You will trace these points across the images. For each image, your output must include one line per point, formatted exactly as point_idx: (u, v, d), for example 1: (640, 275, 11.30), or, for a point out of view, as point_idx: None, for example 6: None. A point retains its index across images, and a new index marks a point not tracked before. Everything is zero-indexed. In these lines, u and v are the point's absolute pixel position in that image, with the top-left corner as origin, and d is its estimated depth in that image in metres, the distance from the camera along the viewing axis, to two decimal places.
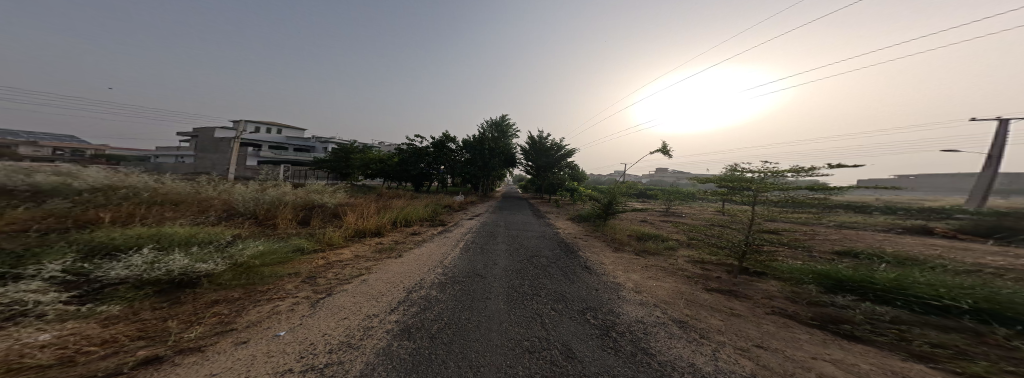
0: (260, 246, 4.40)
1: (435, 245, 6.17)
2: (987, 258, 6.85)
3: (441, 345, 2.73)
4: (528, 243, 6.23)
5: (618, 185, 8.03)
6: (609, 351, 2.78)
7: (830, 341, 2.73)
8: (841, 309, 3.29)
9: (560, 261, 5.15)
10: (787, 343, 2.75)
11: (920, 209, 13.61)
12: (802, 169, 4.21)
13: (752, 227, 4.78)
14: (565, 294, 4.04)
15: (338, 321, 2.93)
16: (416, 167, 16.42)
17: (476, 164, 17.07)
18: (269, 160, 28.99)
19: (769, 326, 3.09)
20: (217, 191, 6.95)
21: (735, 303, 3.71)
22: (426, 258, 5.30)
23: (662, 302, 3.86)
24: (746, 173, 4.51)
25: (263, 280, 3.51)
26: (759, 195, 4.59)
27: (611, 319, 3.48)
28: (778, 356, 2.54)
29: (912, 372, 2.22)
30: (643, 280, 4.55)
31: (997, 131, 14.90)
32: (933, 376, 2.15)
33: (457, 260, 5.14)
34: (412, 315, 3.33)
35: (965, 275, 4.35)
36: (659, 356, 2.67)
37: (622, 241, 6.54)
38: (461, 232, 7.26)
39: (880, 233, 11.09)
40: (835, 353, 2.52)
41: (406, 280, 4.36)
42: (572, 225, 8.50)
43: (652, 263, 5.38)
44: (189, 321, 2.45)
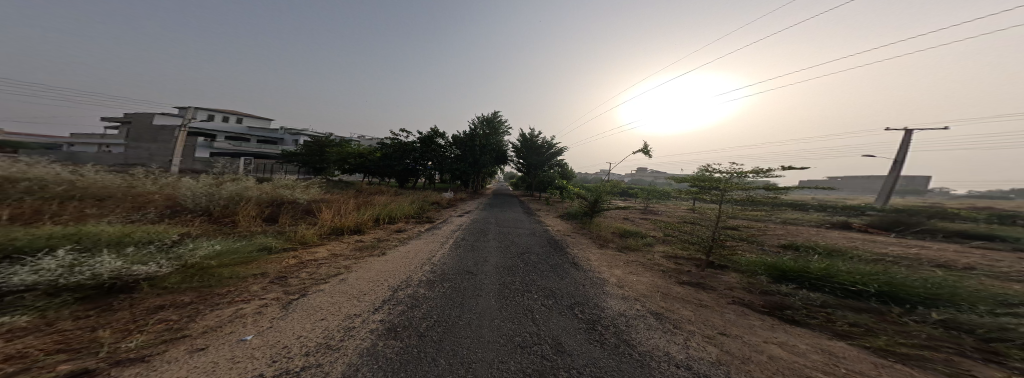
0: (216, 245, 4.03)
1: (422, 242, 6.07)
2: (891, 248, 8.14)
3: (432, 344, 2.71)
4: (517, 239, 6.33)
5: (604, 184, 8.34)
6: (595, 344, 2.93)
7: (777, 325, 3.08)
8: (787, 296, 3.73)
9: (550, 258, 5.28)
10: (744, 329, 3.06)
11: (843, 207, 15.71)
12: (761, 170, 4.64)
13: (718, 224, 5.23)
14: (554, 290, 4.17)
15: (314, 323, 2.82)
16: (402, 163, 15.83)
17: (466, 163, 16.79)
18: (224, 152, 26.48)
19: (730, 315, 3.42)
20: (159, 186, 6.18)
21: (699, 295, 4.06)
22: (413, 256, 5.20)
23: (641, 295, 4.11)
24: (715, 173, 4.91)
25: (221, 281, 3.26)
26: (725, 193, 5.02)
27: (596, 313, 3.66)
28: (738, 342, 2.83)
29: (836, 348, 2.58)
30: (624, 275, 4.81)
31: (903, 140, 17.52)
32: (851, 352, 2.50)
33: (448, 258, 5.11)
34: (400, 314, 3.28)
35: (876, 263, 5.15)
36: (638, 347, 2.86)
37: (607, 238, 6.82)
38: (450, 229, 7.17)
39: (812, 228, 12.68)
40: (780, 336, 2.86)
41: (391, 278, 4.26)
42: (560, 223, 8.71)
43: (633, 259, 5.68)
44: (128, 330, 2.22)
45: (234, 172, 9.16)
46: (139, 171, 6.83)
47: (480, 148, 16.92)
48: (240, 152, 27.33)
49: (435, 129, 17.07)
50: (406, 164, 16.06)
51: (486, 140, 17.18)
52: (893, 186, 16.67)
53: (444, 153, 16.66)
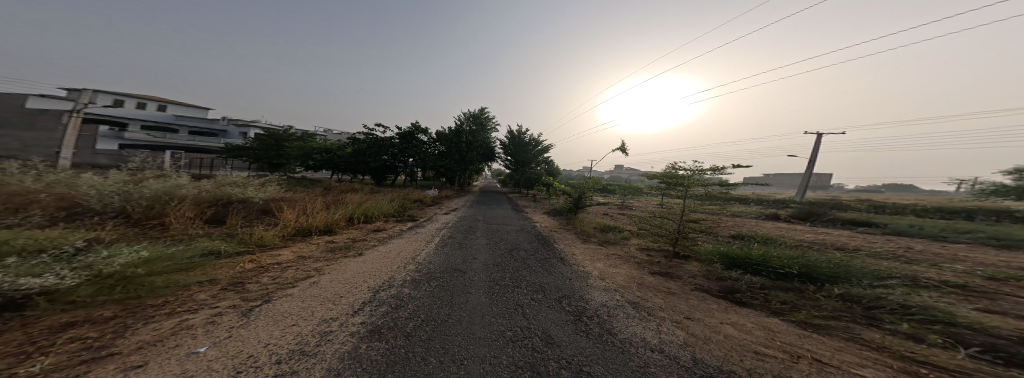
0: (143, 252, 3.46)
1: (405, 241, 5.81)
2: (808, 235, 9.60)
3: (419, 344, 2.61)
4: (506, 236, 6.33)
5: (586, 181, 8.64)
6: (582, 334, 3.04)
7: (730, 307, 3.44)
8: (738, 281, 4.18)
9: (538, 253, 5.36)
10: (705, 313, 3.38)
11: (771, 200, 18.07)
12: (718, 167, 5.11)
13: (683, 217, 5.70)
14: (543, 285, 4.23)
15: (283, 329, 2.57)
16: (378, 159, 14.90)
17: (451, 159, 16.22)
18: (142, 144, 22.29)
19: (693, 300, 3.75)
20: (45, 183, 4.83)
21: (666, 283, 4.40)
22: (395, 256, 4.97)
23: (620, 286, 4.33)
24: (681, 170, 5.31)
25: (156, 290, 2.80)
26: (688, 189, 5.45)
27: (582, 305, 3.79)
28: (701, 324, 3.11)
29: (774, 324, 2.95)
30: (605, 267, 5.03)
31: (816, 143, 20.61)
32: (785, 326, 2.89)
33: (435, 256, 4.97)
34: (383, 316, 3.12)
35: (801, 248, 6.02)
36: (619, 335, 3.02)
37: (589, 233, 7.08)
38: (436, 227, 6.95)
39: (750, 219, 14.41)
40: (732, 317, 3.20)
41: (371, 279, 4.02)
42: (547, 219, 8.85)
43: (612, 252, 5.98)
44: (28, 353, 1.83)
45: (158, 168, 7.63)
46: (16, 165, 5.42)
47: (465, 144, 16.42)
48: (168, 144, 23.50)
49: (416, 123, 16.31)
50: (384, 160, 15.18)
51: (474, 137, 16.74)
52: (806, 181, 19.49)
53: (427, 149, 15.93)
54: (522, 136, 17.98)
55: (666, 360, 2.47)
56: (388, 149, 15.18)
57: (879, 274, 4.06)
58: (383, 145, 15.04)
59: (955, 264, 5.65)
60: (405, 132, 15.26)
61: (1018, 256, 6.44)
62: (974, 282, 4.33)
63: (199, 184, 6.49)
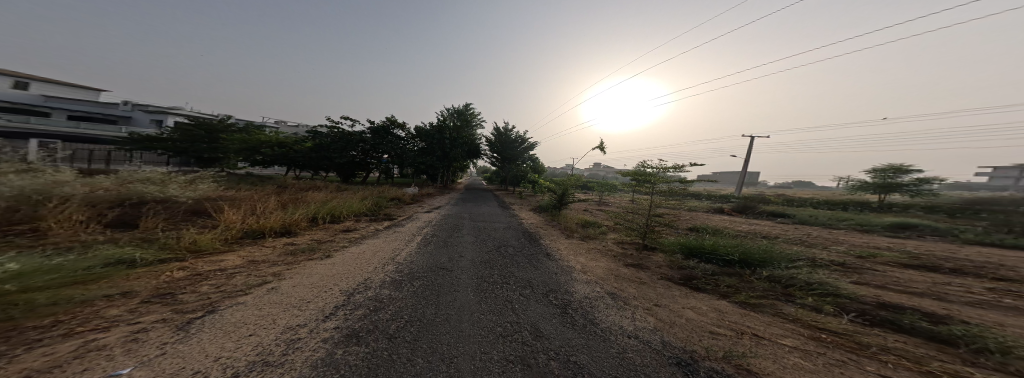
0: (22, 262, 2.70)
1: (382, 241, 5.45)
2: (742, 225, 10.89)
3: (404, 345, 2.33)
4: (495, 233, 6.25)
5: (569, 177, 8.78)
6: (568, 326, 3.07)
7: (690, 293, 3.70)
8: (695, 269, 4.53)
9: (526, 249, 5.36)
10: (670, 299, 3.60)
11: (712, 195, 20.27)
12: (680, 166, 5.46)
13: (651, 212, 6.05)
14: (530, 280, 4.17)
15: (239, 340, 2.09)
16: (346, 156, 13.77)
17: (430, 156, 15.50)
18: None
19: (662, 288, 3.97)
20: None
21: (633, 273, 4.64)
22: (371, 257, 4.58)
23: (601, 278, 4.43)
24: (648, 168, 5.60)
25: (43, 310, 2.08)
26: (655, 186, 5.80)
27: (568, 298, 3.81)
28: (668, 310, 3.32)
29: (723, 305, 3.24)
30: (587, 261, 5.14)
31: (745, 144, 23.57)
32: (726, 306, 3.22)
33: (417, 256, 4.69)
34: (361, 319, 2.74)
35: (743, 237, 6.78)
36: (601, 325, 3.11)
37: (572, 228, 7.22)
38: (418, 226, 6.58)
39: (697, 212, 15.92)
40: (689, 302, 3.46)
41: (344, 282, 3.60)
42: (533, 215, 8.88)
43: (593, 246, 6.16)
44: None
45: (18, 157, 5.51)
46: None
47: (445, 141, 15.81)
48: None
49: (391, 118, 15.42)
50: (355, 157, 14.13)
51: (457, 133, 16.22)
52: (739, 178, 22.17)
53: (404, 145, 15.01)
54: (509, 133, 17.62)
55: (641, 345, 2.53)
56: (359, 144, 14.12)
57: (792, 257, 4.75)
58: (353, 140, 13.96)
59: (837, 245, 6.89)
60: (379, 127, 14.39)
61: (873, 237, 8.05)
62: (848, 260, 5.20)
63: (94, 182, 5.22)
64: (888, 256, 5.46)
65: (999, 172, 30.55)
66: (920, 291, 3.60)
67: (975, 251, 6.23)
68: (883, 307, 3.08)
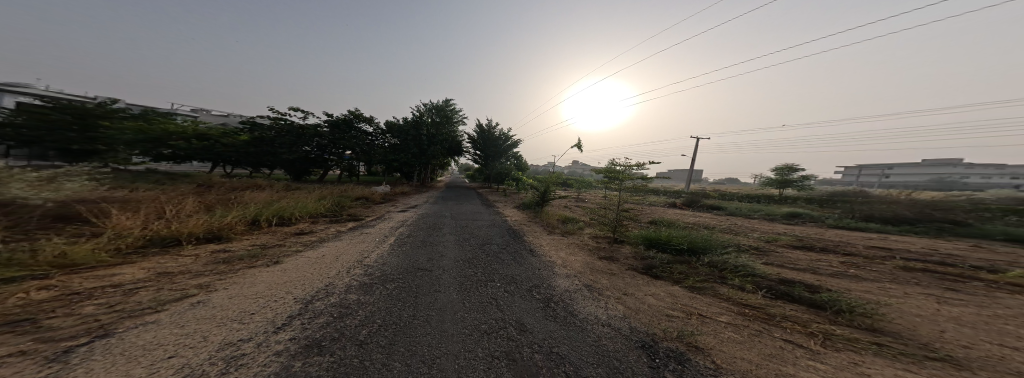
0: None
1: (345, 243, 4.74)
2: (685, 215, 11.89)
3: (377, 350, 1.76)
4: (479, 231, 6.11)
5: (551, 176, 8.99)
6: (551, 319, 2.53)
7: (650, 281, 3.48)
8: (653, 258, 4.35)
9: (510, 247, 5.24)
10: (632, 287, 3.28)
11: (658, 190, 22.05)
12: (644, 163, 5.70)
13: (619, 207, 6.36)
14: (514, 276, 3.91)
15: (147, 366, 1.45)
16: (297, 151, 12.17)
17: (405, 152, 14.61)
18: None
19: (630, 278, 3.61)
20: None
21: (605, 265, 4.24)
22: (331, 262, 3.77)
23: (578, 272, 4.05)
24: (618, 166, 5.81)
25: None
26: (622, 183, 6.06)
27: (549, 292, 3.34)
28: (637, 298, 2.92)
29: (678, 292, 3.04)
30: (566, 257, 4.90)
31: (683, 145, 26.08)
32: (676, 293, 3.02)
33: (393, 259, 4.08)
34: (322, 327, 2.01)
35: (696, 229, 7.29)
36: (579, 315, 2.62)
37: (553, 224, 7.33)
38: (393, 226, 6.12)
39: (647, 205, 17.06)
40: (649, 289, 3.17)
41: (304, 287, 2.82)
42: (516, 213, 8.80)
43: (572, 241, 6.16)
44: None
45: None
46: None
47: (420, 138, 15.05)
48: None
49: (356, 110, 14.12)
50: (311, 153, 12.71)
51: (437, 131, 15.39)
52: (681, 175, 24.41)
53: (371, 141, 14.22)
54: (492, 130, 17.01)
55: (614, 333, 2.16)
56: (318, 138, 12.72)
57: (727, 244, 4.98)
58: (310, 134, 12.47)
59: (751, 230, 7.74)
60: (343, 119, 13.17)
61: (771, 224, 9.16)
62: (760, 244, 5.59)
63: None
64: (785, 239, 6.16)
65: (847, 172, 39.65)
66: (801, 267, 4.07)
67: (834, 233, 7.53)
68: (781, 282, 3.44)
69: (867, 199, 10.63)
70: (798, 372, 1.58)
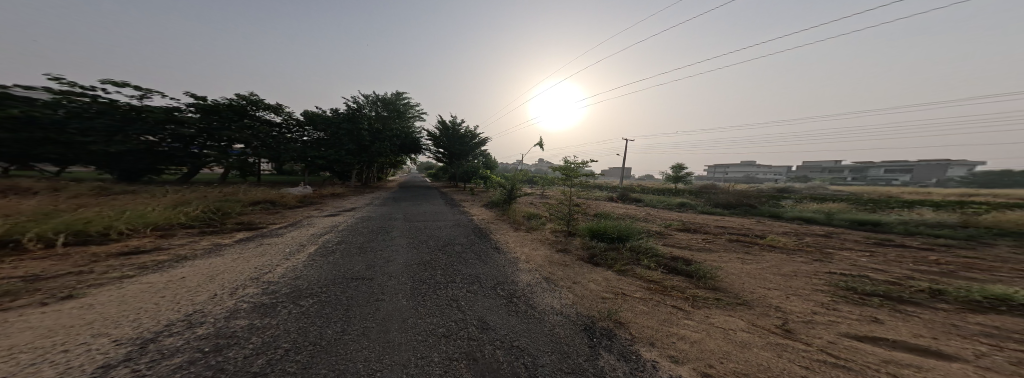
0: None
1: (230, 260, 3.21)
2: (614, 206, 13.13)
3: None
4: (438, 232, 5.75)
5: (517, 174, 9.21)
6: (513, 314, 2.42)
7: (582, 266, 3.92)
8: (593, 247, 4.68)
9: (476, 246, 4.90)
10: (574, 275, 3.60)
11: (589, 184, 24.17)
12: (589, 161, 6.13)
13: (572, 202, 6.81)
14: (477, 275, 3.39)
15: None
16: (136, 142, 8.40)
17: (333, 148, 12.20)
18: None
19: (577, 268, 3.87)
20: None
21: (559, 258, 4.43)
22: (199, 283, 2.48)
23: (539, 265, 4.09)
24: (570, 163, 6.16)
25: None
26: (574, 179, 6.46)
27: (512, 286, 3.18)
28: (583, 286, 3.16)
29: (602, 276, 3.45)
30: (528, 251, 4.83)
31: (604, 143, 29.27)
32: (601, 276, 3.44)
33: (312, 272, 3.02)
34: (178, 370, 1.33)
35: (637, 219, 8.03)
36: (537, 307, 2.64)
37: (520, 221, 7.41)
38: (335, 228, 5.49)
39: None
40: (588, 276, 3.52)
41: (150, 311, 1.90)
42: (484, 212, 8.74)
43: (538, 236, 6.18)
44: None
45: None
46: None
47: (354, 132, 12.75)
48: None
49: (251, 94, 11.09)
50: (167, 146, 9.14)
51: (380, 125, 13.72)
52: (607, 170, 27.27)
53: (280, 134, 11.53)
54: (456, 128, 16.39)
55: (567, 322, 2.29)
56: (183, 125, 9.27)
57: (648, 232, 5.57)
58: (166, 118, 8.90)
59: (650, 217, 8.90)
60: (231, 104, 10.11)
61: (667, 211, 10.60)
62: (655, 228, 6.35)
63: None
64: (676, 223, 7.16)
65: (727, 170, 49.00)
66: (680, 245, 4.79)
67: (699, 216, 9.02)
68: (672, 259, 4.05)
69: (720, 191, 13.40)
70: (679, 329, 1.87)
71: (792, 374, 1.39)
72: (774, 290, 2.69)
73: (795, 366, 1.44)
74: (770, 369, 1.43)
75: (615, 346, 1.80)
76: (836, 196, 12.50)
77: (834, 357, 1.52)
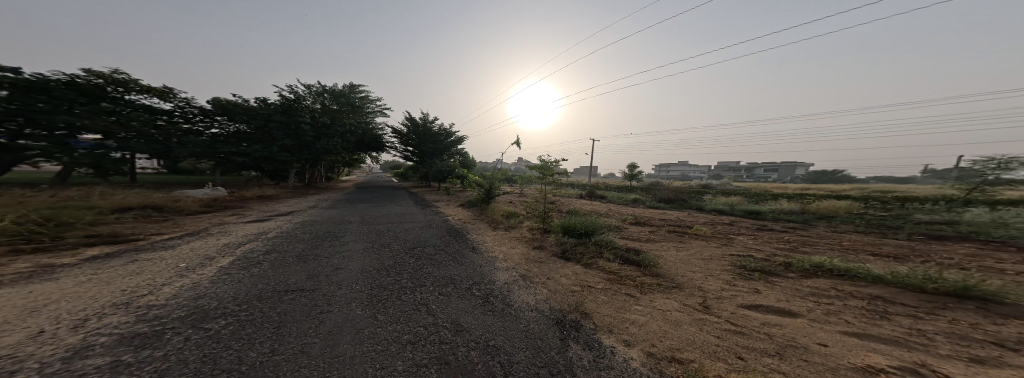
0: None
1: (78, 283, 2.32)
2: (582, 202, 13.65)
3: None
4: (412, 234, 5.57)
5: (496, 173, 9.16)
6: (490, 314, 2.45)
7: (551, 262, 4.10)
8: (563, 243, 4.85)
9: (449, 247, 4.81)
10: (547, 271, 3.73)
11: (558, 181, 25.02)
12: (562, 160, 6.29)
13: (547, 200, 6.98)
14: (451, 277, 3.33)
15: None
16: None
17: (255, 144, 10.78)
18: None
19: (547, 265, 3.96)
20: None
21: (535, 254, 4.54)
22: (13, 319, 1.69)
23: (516, 263, 4.14)
24: (545, 162, 6.30)
25: None
26: (549, 177, 6.60)
27: (488, 286, 3.19)
28: (553, 281, 3.31)
29: (568, 270, 3.64)
30: (509, 251, 4.85)
31: None
32: (566, 270, 3.65)
33: (224, 291, 2.29)
34: None
35: (603, 215, 8.43)
36: (514, 305, 2.71)
37: (498, 221, 7.42)
38: (293, 229, 5.15)
39: None
40: (555, 271, 3.68)
41: None
42: (461, 212, 8.65)
43: (515, 235, 6.19)
44: None
45: None
46: None
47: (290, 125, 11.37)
48: None
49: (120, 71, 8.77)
50: None
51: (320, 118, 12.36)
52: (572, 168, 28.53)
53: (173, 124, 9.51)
54: (429, 125, 15.99)
55: (540, 317, 2.39)
56: None
57: (612, 227, 5.88)
58: None
59: (612, 212, 9.43)
60: (77, 83, 7.58)
61: (624, 207, 11.25)
62: (615, 222, 6.71)
63: None
64: (636, 218, 7.62)
65: (684, 168, 53.00)
66: (633, 237, 5.14)
67: (651, 211, 9.71)
68: (628, 250, 4.36)
69: (666, 187, 14.67)
70: (631, 315, 2.06)
71: (709, 343, 1.68)
72: (698, 272, 3.14)
73: (710, 336, 1.74)
74: (694, 343, 1.67)
75: (582, 337, 1.90)
76: (733, 190, 14.93)
77: (734, 325, 1.89)
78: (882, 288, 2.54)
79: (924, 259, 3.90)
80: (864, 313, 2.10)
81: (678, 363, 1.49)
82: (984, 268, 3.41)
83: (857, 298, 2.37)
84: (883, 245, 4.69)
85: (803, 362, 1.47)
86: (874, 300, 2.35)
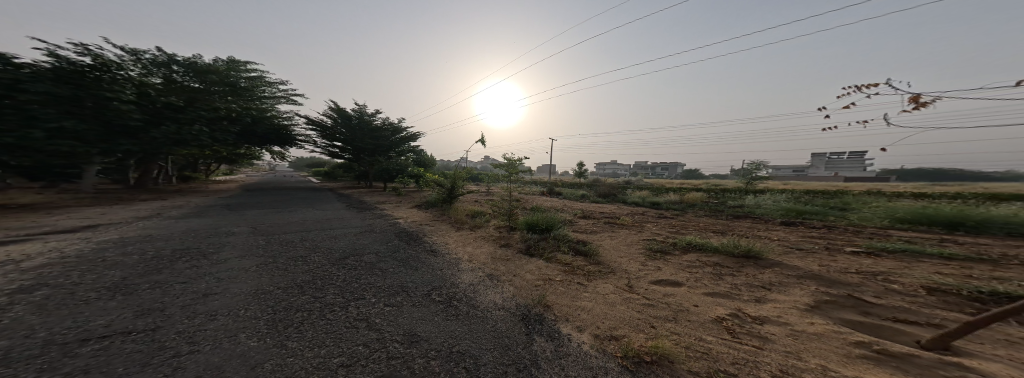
0: None
1: None
2: (542, 199, 13.88)
3: None
4: (360, 241, 5.12)
5: (460, 170, 8.73)
6: (451, 319, 2.29)
7: (513, 260, 4.04)
8: (524, 242, 4.81)
9: (401, 253, 4.50)
10: (512, 268, 3.66)
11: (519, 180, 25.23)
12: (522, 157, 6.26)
13: (513, 199, 6.89)
14: (406, 285, 3.10)
15: None
16: None
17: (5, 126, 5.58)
18: None
19: (506, 265, 3.85)
20: None
21: (502, 252, 4.47)
22: None
23: (484, 263, 3.99)
24: (509, 160, 6.19)
25: None
26: (512, 174, 6.53)
27: (452, 290, 3.02)
28: (512, 280, 3.26)
29: (524, 268, 3.61)
30: (472, 251, 4.67)
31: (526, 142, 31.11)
32: (525, 268, 3.61)
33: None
34: None
35: (561, 210, 8.62)
36: (480, 306, 2.59)
37: (462, 221, 7.16)
38: (199, 239, 4.39)
39: None
40: (514, 269, 3.60)
41: None
42: (420, 214, 8.17)
43: (479, 235, 6.01)
44: None
45: None
46: None
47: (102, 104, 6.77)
48: None
49: None
50: None
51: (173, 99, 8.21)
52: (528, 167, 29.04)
53: None
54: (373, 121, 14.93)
55: (507, 315, 2.30)
56: None
57: (571, 223, 5.99)
58: None
59: (565, 207, 9.69)
60: None
61: (573, 202, 11.65)
62: (565, 217, 6.87)
63: None
64: (593, 212, 7.89)
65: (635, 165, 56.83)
66: (579, 230, 5.31)
67: (596, 205, 10.19)
68: (579, 243, 4.47)
69: (606, 183, 15.57)
70: (582, 301, 2.06)
71: (632, 317, 1.76)
72: (625, 256, 3.33)
73: (626, 309, 1.86)
74: (624, 319, 1.72)
75: (546, 329, 1.85)
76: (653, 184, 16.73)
77: (642, 296, 2.04)
78: (721, 254, 3.20)
79: (817, 236, 4.57)
80: (713, 276, 2.59)
81: (616, 340, 1.52)
82: (822, 238, 4.39)
83: (706, 264, 2.91)
84: (769, 226, 5.51)
85: (686, 321, 1.69)
86: (712, 265, 2.94)
